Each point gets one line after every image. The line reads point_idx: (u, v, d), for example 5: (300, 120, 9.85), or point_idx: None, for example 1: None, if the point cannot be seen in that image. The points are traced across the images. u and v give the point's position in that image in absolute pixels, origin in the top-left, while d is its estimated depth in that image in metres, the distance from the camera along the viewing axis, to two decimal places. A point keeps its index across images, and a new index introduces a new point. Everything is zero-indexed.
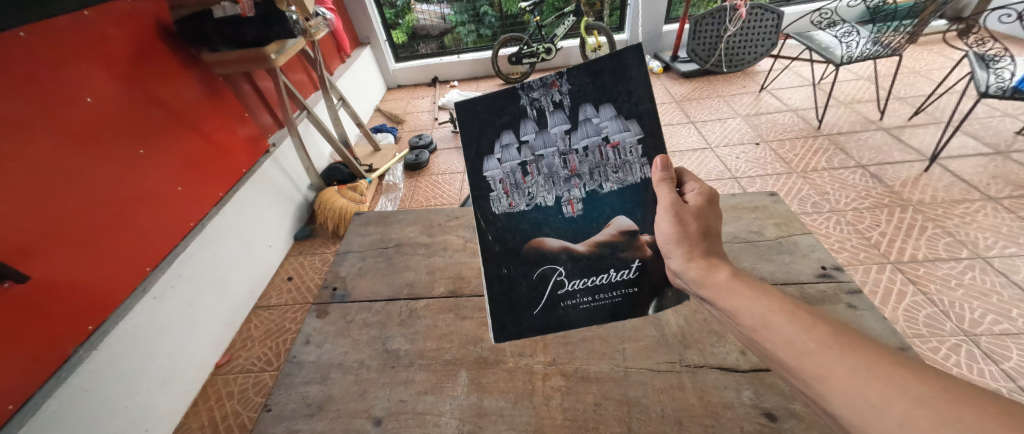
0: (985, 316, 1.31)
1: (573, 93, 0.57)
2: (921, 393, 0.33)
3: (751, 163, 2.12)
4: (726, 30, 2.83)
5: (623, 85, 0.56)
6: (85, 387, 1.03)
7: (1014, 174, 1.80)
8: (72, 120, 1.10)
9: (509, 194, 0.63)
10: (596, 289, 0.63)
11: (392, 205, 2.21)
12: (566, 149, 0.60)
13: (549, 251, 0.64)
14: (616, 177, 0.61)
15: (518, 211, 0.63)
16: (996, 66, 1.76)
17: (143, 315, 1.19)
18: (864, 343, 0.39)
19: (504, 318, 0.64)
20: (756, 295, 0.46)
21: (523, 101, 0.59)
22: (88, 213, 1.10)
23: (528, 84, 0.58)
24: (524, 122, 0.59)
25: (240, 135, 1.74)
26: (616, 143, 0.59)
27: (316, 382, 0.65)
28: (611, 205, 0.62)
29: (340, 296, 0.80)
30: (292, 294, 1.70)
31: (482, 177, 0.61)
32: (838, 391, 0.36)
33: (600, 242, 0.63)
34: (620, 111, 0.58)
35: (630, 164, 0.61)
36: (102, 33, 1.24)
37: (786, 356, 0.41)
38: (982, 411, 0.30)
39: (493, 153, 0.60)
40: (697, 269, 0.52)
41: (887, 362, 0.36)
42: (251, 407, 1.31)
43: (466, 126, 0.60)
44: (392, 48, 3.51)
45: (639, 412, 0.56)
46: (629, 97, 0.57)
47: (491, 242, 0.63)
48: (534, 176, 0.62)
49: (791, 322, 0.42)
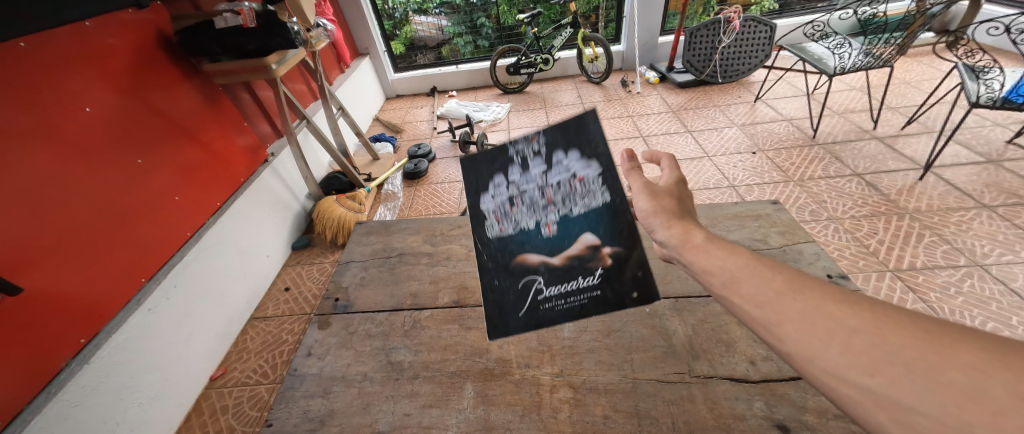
0: (986, 323, 1.32)
1: (542, 141, 0.61)
2: (856, 323, 0.36)
3: (748, 171, 2.14)
4: (721, 42, 2.88)
5: (586, 132, 0.58)
6: (73, 403, 1.00)
7: (1006, 182, 1.83)
8: (70, 130, 1.09)
9: (498, 221, 0.64)
10: (569, 291, 0.61)
11: (391, 213, 2.20)
12: (540, 185, 0.62)
13: (528, 264, 0.63)
14: (584, 203, 0.60)
15: (504, 237, 0.64)
16: (986, 77, 1.79)
17: (137, 327, 1.17)
18: (816, 284, 0.41)
19: (495, 316, 0.62)
20: (725, 253, 0.47)
21: (503, 152, 0.63)
22: (84, 224, 1.09)
23: (508, 140, 0.63)
24: (504, 166, 0.63)
25: (239, 145, 1.73)
26: (582, 177, 0.60)
27: (318, 396, 0.63)
28: (582, 225, 0.61)
29: (342, 307, 0.79)
30: (290, 305, 1.68)
31: (473, 212, 0.64)
32: (792, 331, 0.38)
33: (572, 255, 0.61)
34: (583, 150, 0.59)
35: (593, 192, 0.60)
36: (102, 42, 1.24)
37: (751, 309, 0.42)
38: (905, 330, 0.34)
39: (480, 194, 0.64)
40: (676, 235, 0.52)
41: (832, 299, 0.38)
42: (247, 421, 1.28)
43: (462, 173, 0.65)
44: (391, 59, 3.53)
45: (649, 425, 0.55)
46: (591, 141, 0.58)
47: (485, 260, 0.64)
48: (514, 209, 0.63)
49: (752, 274, 0.44)
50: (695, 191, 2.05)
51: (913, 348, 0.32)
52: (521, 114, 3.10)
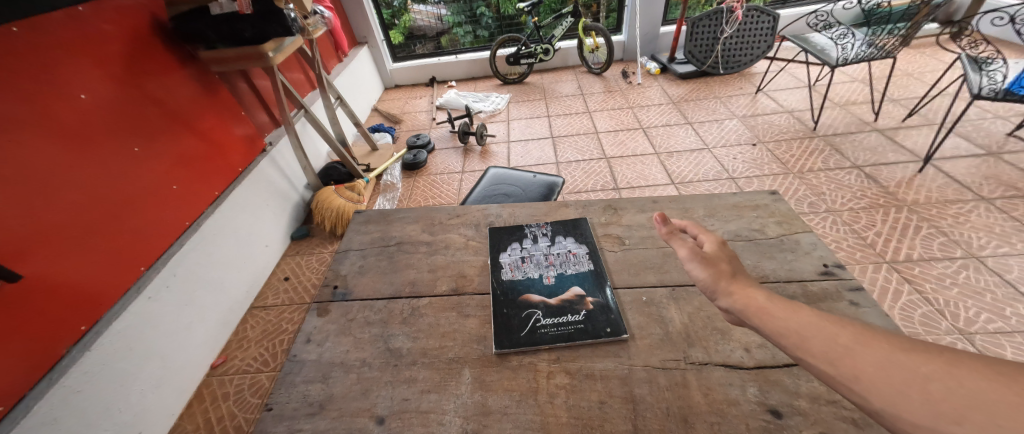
0: (980, 314, 1.33)
1: (553, 228, 0.92)
2: (929, 371, 0.37)
3: (748, 163, 2.14)
4: (723, 32, 2.85)
5: (577, 226, 0.92)
6: (76, 389, 1.01)
7: (1005, 175, 1.83)
8: (66, 118, 1.08)
9: (511, 269, 0.81)
10: (562, 321, 0.69)
11: (390, 204, 2.20)
12: (547, 251, 0.85)
13: (531, 301, 0.73)
14: (574, 267, 0.80)
15: (516, 278, 0.79)
16: (989, 68, 1.78)
17: (137, 314, 1.17)
18: (886, 336, 0.43)
19: (501, 331, 0.68)
20: (790, 312, 0.51)
21: (526, 231, 0.92)
22: (83, 212, 1.09)
23: (531, 226, 0.93)
24: (524, 239, 0.89)
25: (237, 134, 1.72)
26: (575, 252, 0.84)
27: (317, 381, 0.64)
28: (572, 280, 0.77)
29: (341, 295, 0.79)
30: (289, 294, 1.69)
31: (496, 261, 0.83)
32: (871, 386, 0.39)
33: (564, 298, 0.73)
34: (576, 238, 0.88)
35: (582, 262, 0.81)
36: (96, 29, 1.22)
37: (824, 367, 0.44)
38: (974, 372, 0.35)
39: (505, 251, 0.86)
40: (738, 300, 0.55)
41: (903, 349, 0.40)
42: (248, 408, 1.30)
43: (496, 236, 0.91)
44: (389, 48, 3.49)
45: (645, 410, 0.55)
46: (581, 233, 0.89)
47: (498, 294, 0.75)
48: (528, 263, 0.82)
49: (821, 332, 0.46)
50: (695, 182, 2.05)
51: (987, 391, 0.33)
52: (521, 105, 3.08)
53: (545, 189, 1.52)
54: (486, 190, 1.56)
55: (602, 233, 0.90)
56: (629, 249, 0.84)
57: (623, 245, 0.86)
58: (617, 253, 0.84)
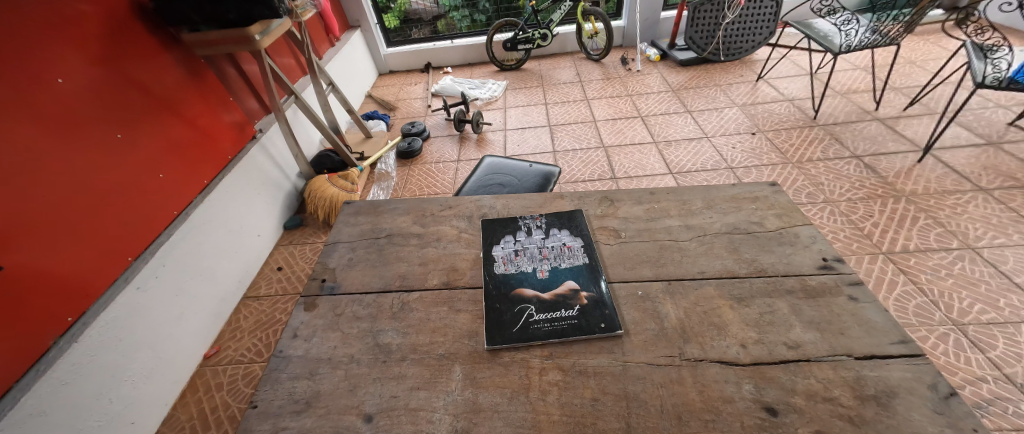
0: (973, 305, 1.33)
1: (548, 222, 0.90)
2: None
3: (746, 153, 2.11)
4: (726, 17, 2.79)
5: (572, 219, 0.90)
6: (64, 381, 0.99)
7: (1005, 165, 1.82)
8: (44, 103, 1.04)
9: (505, 263, 0.79)
10: (555, 317, 0.67)
11: (384, 193, 2.16)
12: (541, 245, 0.83)
13: (524, 297, 0.72)
14: (568, 261, 0.78)
15: (509, 272, 0.77)
16: (994, 56, 1.73)
17: (126, 304, 1.15)
18: None
19: (493, 327, 0.66)
20: None
21: (519, 224, 0.90)
22: (64, 201, 1.06)
23: (525, 219, 0.91)
24: (518, 232, 0.87)
25: (226, 121, 1.67)
26: (569, 245, 0.82)
27: (304, 378, 0.62)
28: (565, 274, 0.75)
29: (329, 288, 0.78)
30: (282, 284, 1.67)
31: (489, 255, 0.81)
32: None
33: (557, 293, 0.72)
34: (571, 231, 0.86)
35: (576, 256, 0.79)
36: (72, 8, 1.16)
37: None
38: None
39: (498, 244, 0.84)
40: None
41: None
42: (241, 398, 1.29)
43: (488, 228, 0.89)
44: (384, 32, 3.40)
45: (638, 408, 0.54)
46: (576, 226, 0.87)
47: (491, 288, 0.74)
48: (521, 257, 0.80)
49: None
50: (692, 172, 2.03)
51: None
52: (518, 92, 3.02)
53: (542, 179, 1.50)
54: (482, 179, 1.54)
55: (598, 226, 0.88)
56: (626, 243, 0.83)
57: (619, 238, 0.84)
58: (612, 246, 0.82)
